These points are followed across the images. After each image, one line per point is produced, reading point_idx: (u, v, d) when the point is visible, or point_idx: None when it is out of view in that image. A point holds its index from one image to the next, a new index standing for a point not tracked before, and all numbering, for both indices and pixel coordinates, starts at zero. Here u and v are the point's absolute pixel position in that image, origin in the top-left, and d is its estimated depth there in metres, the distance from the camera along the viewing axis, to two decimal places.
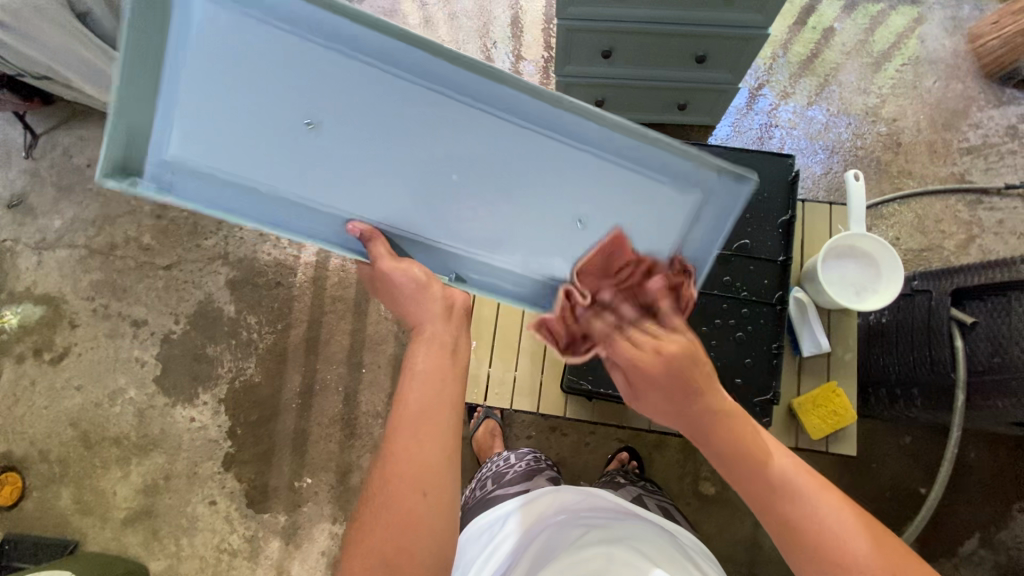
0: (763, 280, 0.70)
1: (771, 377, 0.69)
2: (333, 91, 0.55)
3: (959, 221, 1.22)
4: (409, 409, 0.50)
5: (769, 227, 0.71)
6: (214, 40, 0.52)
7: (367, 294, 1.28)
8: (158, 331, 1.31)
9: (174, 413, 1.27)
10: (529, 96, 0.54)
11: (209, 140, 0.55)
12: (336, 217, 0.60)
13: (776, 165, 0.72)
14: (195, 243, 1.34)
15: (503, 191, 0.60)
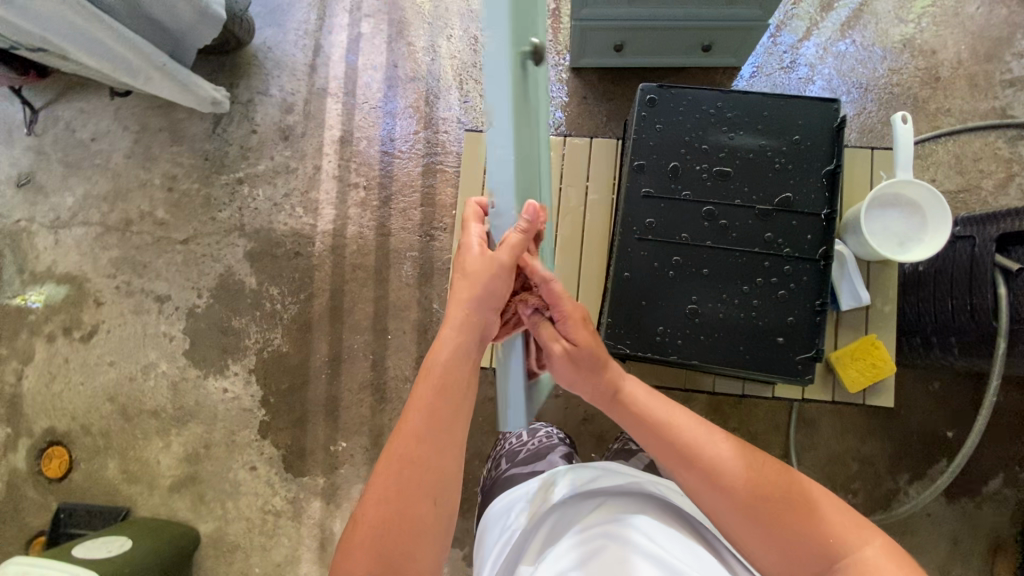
0: (805, 235, 0.65)
1: (814, 336, 0.64)
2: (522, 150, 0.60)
3: (998, 159, 1.16)
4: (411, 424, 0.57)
5: (812, 178, 0.66)
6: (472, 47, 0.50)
7: (387, 260, 1.27)
8: (182, 306, 1.32)
9: (207, 384, 1.29)
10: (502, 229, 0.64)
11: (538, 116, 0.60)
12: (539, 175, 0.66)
13: (820, 110, 0.67)
14: (209, 216, 1.33)
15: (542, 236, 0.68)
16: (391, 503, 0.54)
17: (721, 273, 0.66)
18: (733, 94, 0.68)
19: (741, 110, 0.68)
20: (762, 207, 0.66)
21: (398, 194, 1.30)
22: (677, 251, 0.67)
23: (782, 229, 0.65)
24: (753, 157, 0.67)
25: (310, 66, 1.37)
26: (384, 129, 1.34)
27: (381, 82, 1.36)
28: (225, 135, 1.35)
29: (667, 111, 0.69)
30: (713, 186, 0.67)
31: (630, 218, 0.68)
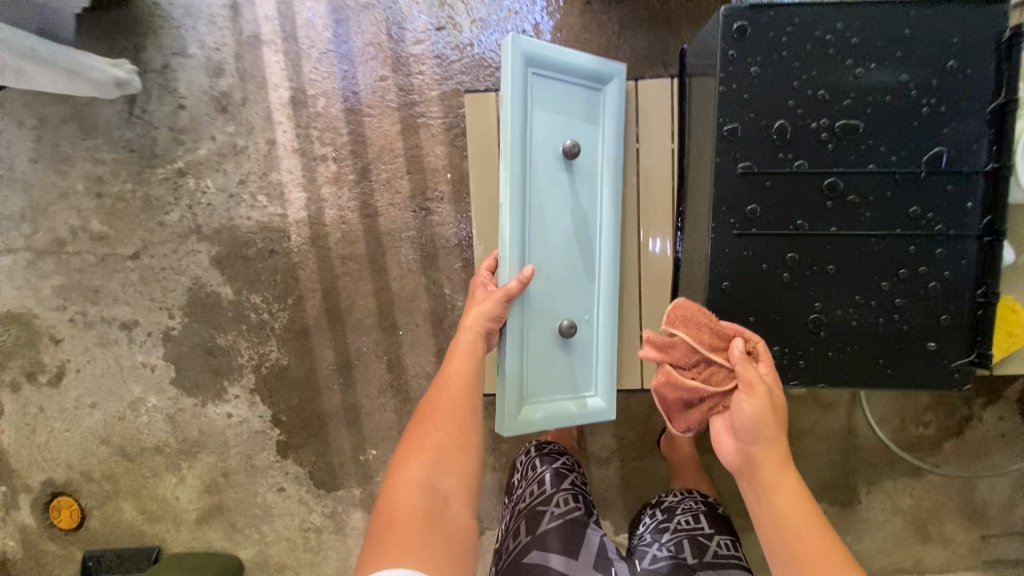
0: (959, 203, 0.52)
1: (976, 324, 0.54)
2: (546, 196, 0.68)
3: None
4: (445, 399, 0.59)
5: (967, 122, 0.52)
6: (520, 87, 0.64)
7: (380, 245, 1.08)
8: (155, 330, 1.14)
9: (207, 411, 1.15)
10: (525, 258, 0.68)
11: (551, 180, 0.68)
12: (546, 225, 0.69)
13: (974, 21, 0.51)
14: (156, 221, 1.11)
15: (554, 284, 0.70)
16: (430, 465, 0.54)
17: (855, 264, 0.54)
18: (862, 11, 0.51)
19: (870, 34, 0.51)
20: (902, 173, 0.52)
21: (377, 162, 1.06)
22: (793, 240, 0.55)
23: (930, 200, 0.53)
24: (890, 101, 0.52)
25: (230, 7, 1.06)
26: (343, 79, 1.07)
27: (326, 17, 1.06)
28: (147, 117, 1.08)
29: (772, 48, 0.52)
30: (837, 149, 0.53)
31: (730, 206, 0.54)
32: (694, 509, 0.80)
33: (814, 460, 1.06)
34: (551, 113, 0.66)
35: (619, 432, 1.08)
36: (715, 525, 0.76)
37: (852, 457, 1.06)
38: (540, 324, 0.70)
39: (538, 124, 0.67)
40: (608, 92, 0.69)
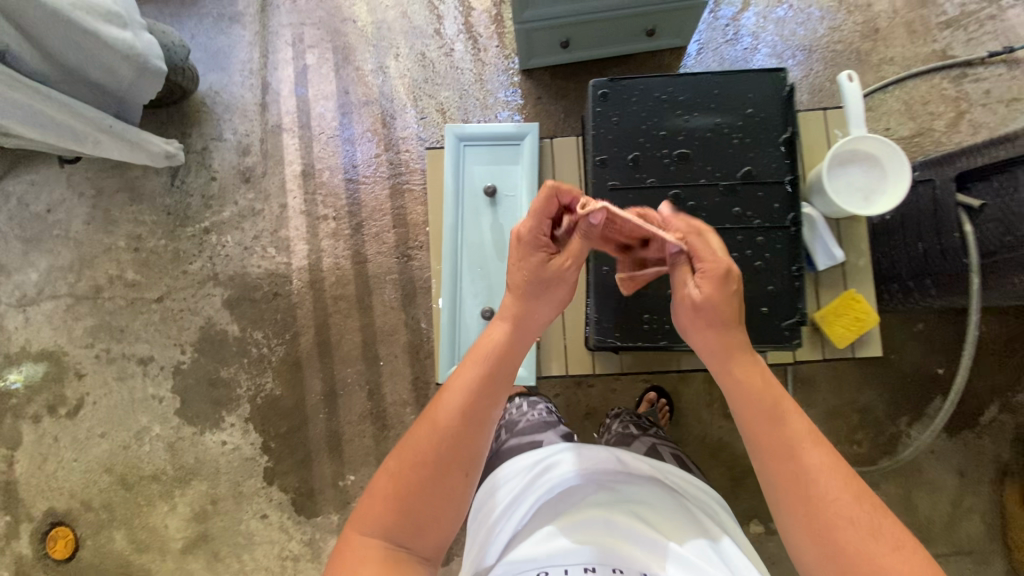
0: (772, 204, 0.66)
1: (796, 301, 0.67)
2: (469, 224, 0.85)
3: (946, 99, 1.18)
4: (459, 400, 0.56)
5: (769, 147, 0.67)
6: (451, 149, 0.85)
7: (367, 287, 1.26)
8: (167, 364, 1.30)
9: (204, 439, 1.27)
10: (448, 270, 0.84)
11: (476, 211, 0.85)
12: (472, 247, 0.84)
13: (767, 81, 0.68)
14: (181, 270, 1.31)
15: (473, 290, 0.84)
16: (424, 465, 0.54)
17: None
18: (684, 78, 0.69)
19: (689, 92, 0.69)
20: (726, 184, 0.67)
21: (368, 219, 1.28)
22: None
23: (750, 202, 0.67)
24: (711, 135, 0.68)
25: (260, 105, 1.36)
26: (344, 156, 1.32)
27: (334, 111, 1.35)
28: (184, 187, 1.33)
29: (620, 105, 0.70)
30: (677, 171, 0.68)
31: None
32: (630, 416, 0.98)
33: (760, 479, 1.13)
34: (479, 160, 0.85)
35: None
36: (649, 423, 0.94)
37: None
38: (465, 319, 0.83)
39: (468, 171, 0.85)
40: (527, 147, 0.84)
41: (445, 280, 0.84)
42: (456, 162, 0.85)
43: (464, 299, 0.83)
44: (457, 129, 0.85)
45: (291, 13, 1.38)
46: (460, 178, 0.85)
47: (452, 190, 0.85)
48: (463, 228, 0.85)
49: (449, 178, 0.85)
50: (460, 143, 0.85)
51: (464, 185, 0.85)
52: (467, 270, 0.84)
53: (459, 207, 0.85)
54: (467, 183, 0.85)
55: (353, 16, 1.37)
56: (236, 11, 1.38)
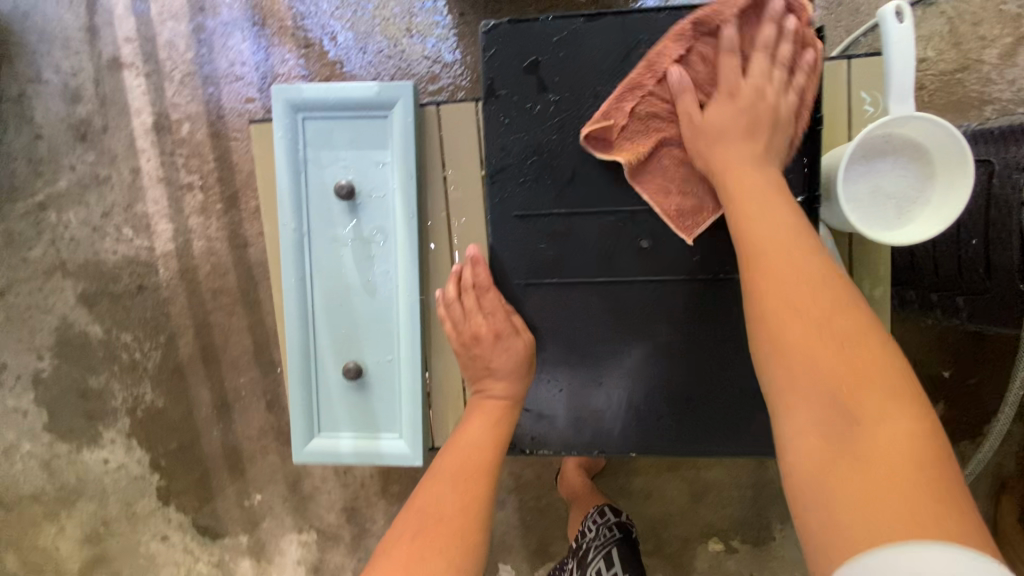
0: None
1: None
2: (321, 234, 0.58)
3: (1003, 18, 0.87)
4: (447, 506, 0.47)
5: None
6: (284, 123, 0.57)
7: (252, 277, 1.00)
8: (24, 373, 1.07)
9: (82, 457, 1.08)
10: (295, 302, 0.59)
11: (328, 217, 0.58)
12: (328, 268, 0.59)
13: (768, 52, 0.52)
14: (19, 257, 1.04)
15: (333, 331, 0.59)
16: (447, 525, 0.46)
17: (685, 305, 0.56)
18: (625, 36, 0.53)
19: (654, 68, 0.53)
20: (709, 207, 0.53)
21: (245, 190, 0.99)
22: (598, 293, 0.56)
23: None
24: None
25: (87, 30, 1.00)
26: (208, 102, 1.00)
27: (189, 37, 1.00)
28: (4, 148, 1.02)
29: (533, 81, 0.54)
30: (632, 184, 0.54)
31: (525, 251, 0.56)
32: (604, 546, 0.76)
33: (723, 494, 0.98)
34: (326, 139, 0.57)
35: (516, 469, 1.00)
36: (631, 571, 0.72)
37: (763, 491, 0.98)
38: (324, 370, 0.60)
39: (311, 155, 0.57)
40: (398, 117, 0.56)
41: (292, 319, 0.59)
42: (295, 144, 0.57)
43: (321, 349, 0.60)
44: (290, 91, 0.56)
45: None
46: (302, 169, 0.57)
47: (292, 187, 0.57)
48: (313, 241, 0.58)
49: (283, 167, 0.57)
50: (298, 112, 0.57)
51: (310, 178, 0.58)
52: (325, 302, 0.59)
53: (304, 211, 0.58)
54: (312, 174, 0.57)
55: None
56: None
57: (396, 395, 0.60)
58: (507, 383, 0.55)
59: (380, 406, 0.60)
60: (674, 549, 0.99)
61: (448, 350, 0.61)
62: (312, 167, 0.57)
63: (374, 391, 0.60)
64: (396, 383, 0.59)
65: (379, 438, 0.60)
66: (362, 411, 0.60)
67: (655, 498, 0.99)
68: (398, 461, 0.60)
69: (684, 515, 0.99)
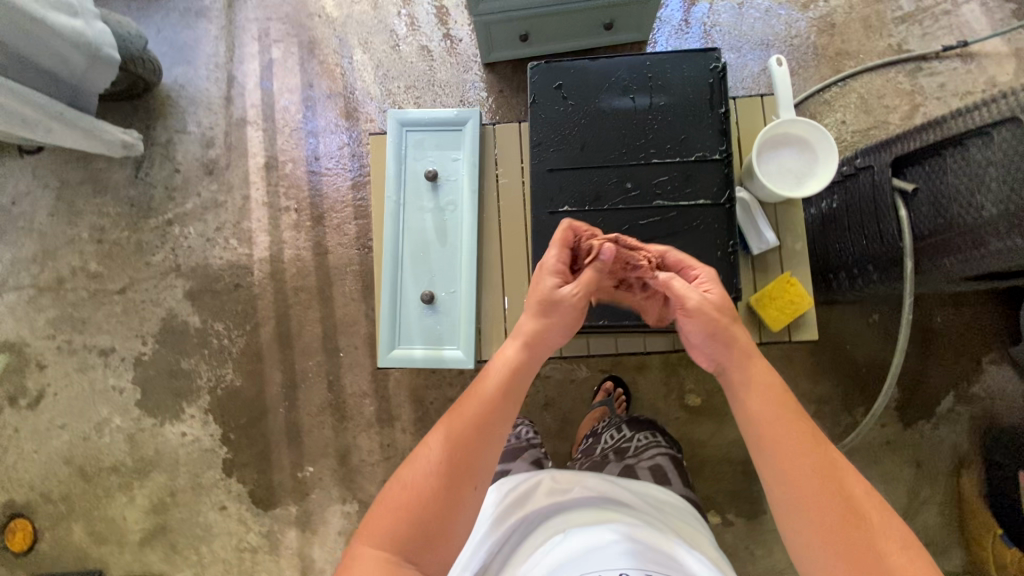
0: (713, 180, 0.67)
1: (731, 275, 0.67)
2: (410, 204, 0.84)
3: (900, 93, 1.18)
4: (476, 421, 0.54)
5: (705, 124, 0.68)
6: (392, 132, 0.85)
7: (328, 278, 1.26)
8: (128, 356, 1.29)
9: (164, 431, 1.26)
10: (389, 249, 0.83)
11: (416, 193, 0.84)
12: (413, 228, 0.84)
13: (700, 59, 0.70)
14: (143, 261, 1.31)
15: (413, 272, 0.83)
16: (496, 408, 0.56)
17: (646, 233, 0.68)
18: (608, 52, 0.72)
19: (627, 73, 0.70)
20: (661, 162, 0.68)
21: (330, 212, 1.28)
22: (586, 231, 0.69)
23: (690, 180, 0.68)
24: (650, 116, 0.69)
25: (225, 97, 1.36)
26: (308, 149, 1.33)
27: (299, 103, 1.35)
28: (148, 179, 1.33)
29: (560, 93, 0.71)
30: (616, 150, 0.69)
31: (540, 200, 0.69)
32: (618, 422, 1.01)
33: (717, 469, 1.13)
34: (418, 142, 0.85)
35: None
36: (639, 427, 0.97)
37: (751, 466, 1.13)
38: (405, 299, 0.83)
39: (407, 153, 0.85)
40: (467, 129, 0.84)
41: (385, 261, 0.83)
42: (398, 145, 0.85)
43: (404, 284, 0.83)
44: (398, 111, 0.85)
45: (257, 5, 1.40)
46: (400, 161, 0.84)
47: (393, 172, 0.84)
48: (404, 209, 0.84)
49: (389, 160, 0.84)
50: (401, 125, 0.85)
51: (405, 167, 0.85)
52: (409, 251, 0.84)
53: (399, 189, 0.84)
54: (407, 165, 0.85)
55: (319, 10, 1.38)
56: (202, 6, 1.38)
57: (457, 317, 0.82)
58: (538, 316, 0.61)
59: (444, 326, 0.82)
60: None
61: (493, 288, 0.84)
62: (407, 161, 0.85)
63: (440, 314, 0.82)
64: (457, 308, 0.82)
65: (442, 348, 0.82)
66: (432, 330, 0.82)
67: None
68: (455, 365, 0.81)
69: None
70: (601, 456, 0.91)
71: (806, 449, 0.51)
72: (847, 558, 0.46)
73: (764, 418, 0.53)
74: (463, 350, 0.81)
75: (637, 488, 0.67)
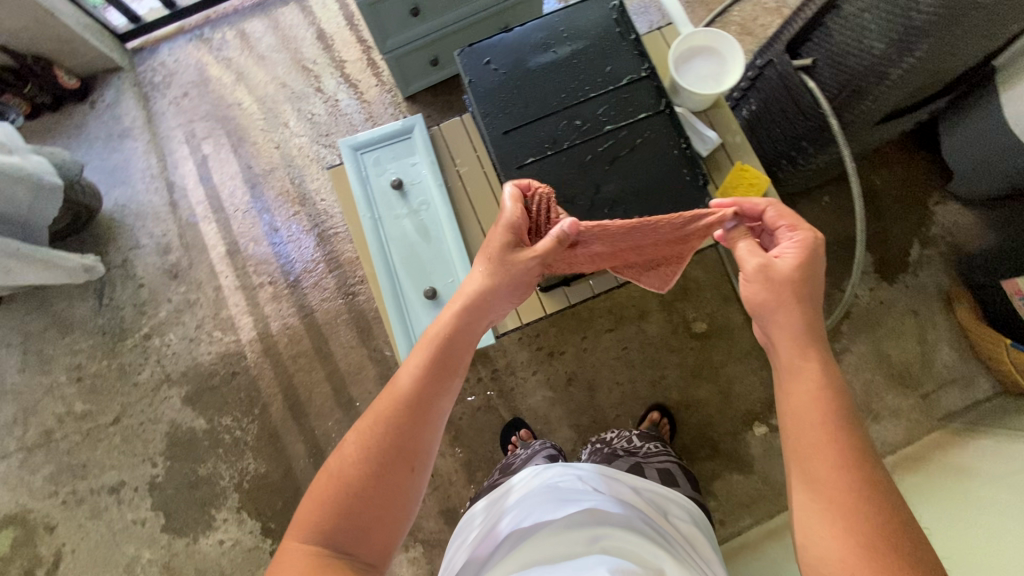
0: (647, 93, 0.74)
1: (693, 167, 0.73)
2: (385, 216, 0.88)
3: (769, 11, 1.33)
4: (405, 396, 0.57)
5: (623, 52, 0.76)
6: (347, 158, 0.89)
7: (322, 336, 1.26)
8: (141, 483, 1.23)
9: (199, 546, 1.19)
10: (379, 262, 0.86)
11: (388, 204, 0.88)
12: (395, 236, 0.87)
13: (599, 3, 0.79)
14: (131, 383, 1.27)
15: (409, 275, 0.86)
16: (423, 383, 0.57)
17: (607, 157, 0.73)
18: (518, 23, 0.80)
19: (542, 33, 0.78)
20: (598, 94, 0.75)
21: (304, 274, 1.30)
22: (554, 172, 0.74)
23: (628, 100, 0.75)
24: (574, 60, 0.77)
25: (169, 204, 1.38)
26: (263, 224, 1.35)
27: (243, 186, 1.38)
28: (114, 303, 1.31)
29: (490, 67, 0.78)
30: (556, 98, 0.76)
31: (505, 160, 0.75)
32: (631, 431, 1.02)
33: (746, 382, 1.16)
34: (375, 160, 0.90)
35: (573, 420, 1.18)
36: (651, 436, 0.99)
37: None
38: (409, 302, 0.85)
39: (368, 172, 0.89)
40: (416, 133, 0.89)
41: (380, 273, 0.85)
42: (356, 167, 0.89)
43: (404, 289, 0.85)
44: (348, 139, 0.90)
45: (176, 113, 1.45)
46: (364, 181, 0.89)
47: (360, 192, 0.88)
48: (380, 222, 0.87)
49: (353, 183, 0.88)
50: (354, 150, 0.90)
51: (370, 185, 0.89)
52: (399, 258, 0.86)
53: (371, 205, 0.88)
54: (372, 183, 0.89)
55: (236, 100, 1.44)
56: (123, 130, 1.43)
57: None
58: (482, 282, 0.62)
59: None
60: (728, 445, 1.14)
61: None
62: (370, 179, 0.89)
63: (448, 305, 0.85)
64: None
65: None
66: None
67: (693, 405, 1.16)
68: None
69: (722, 411, 1.16)
70: (611, 450, 0.95)
71: (828, 447, 0.50)
72: (843, 524, 0.47)
73: (799, 409, 0.53)
74: None
75: (629, 485, 0.70)
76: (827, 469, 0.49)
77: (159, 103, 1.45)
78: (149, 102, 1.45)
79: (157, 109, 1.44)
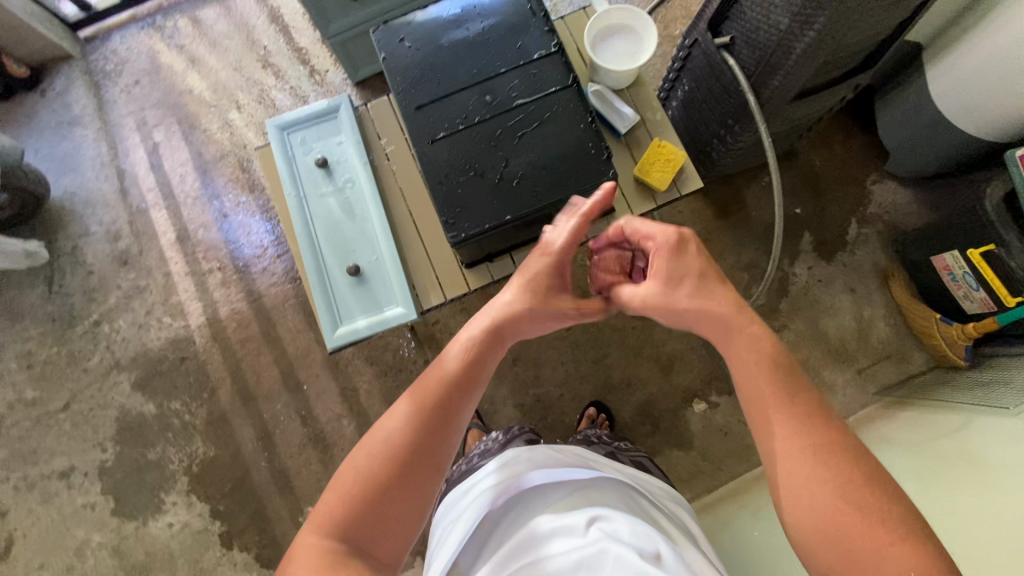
0: (555, 69, 0.76)
1: (600, 140, 0.74)
2: (310, 194, 0.89)
3: None
4: (438, 390, 0.54)
5: (533, 28, 0.77)
6: (274, 138, 0.90)
7: (271, 320, 1.27)
8: (91, 468, 1.24)
9: (149, 529, 1.20)
10: (304, 240, 0.86)
11: (313, 183, 0.89)
12: (320, 214, 0.88)
13: None
14: (81, 369, 1.28)
15: (335, 253, 0.87)
16: (457, 382, 0.55)
17: (516, 131, 0.75)
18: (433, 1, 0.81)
19: (454, 10, 0.79)
20: (508, 70, 0.76)
21: (253, 259, 1.31)
22: (465, 146, 0.75)
23: (537, 76, 0.76)
24: (486, 37, 0.78)
25: (120, 191, 1.38)
26: (213, 210, 1.35)
27: (194, 173, 1.38)
28: (64, 289, 1.32)
29: (404, 43, 0.78)
30: (467, 73, 0.77)
31: (417, 134, 0.76)
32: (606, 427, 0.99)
33: (686, 360, 1.18)
34: (302, 139, 0.91)
35: (517, 401, 1.19)
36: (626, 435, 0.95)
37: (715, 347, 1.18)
38: (334, 279, 0.86)
39: (295, 152, 0.90)
40: (342, 112, 0.90)
41: (304, 251, 0.86)
42: (283, 146, 0.90)
43: (328, 266, 0.86)
44: (275, 119, 0.91)
45: (128, 101, 1.45)
46: (289, 160, 0.89)
47: (287, 172, 0.89)
48: (306, 201, 0.88)
49: (279, 163, 0.89)
50: (281, 129, 0.90)
51: (296, 164, 0.90)
52: (324, 236, 0.87)
53: (297, 184, 0.89)
54: (298, 162, 0.90)
55: (188, 87, 1.44)
56: (74, 117, 1.42)
57: (386, 276, 0.86)
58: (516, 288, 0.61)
59: (378, 289, 0.86)
60: (667, 422, 1.16)
61: (412, 241, 0.88)
62: (297, 159, 0.90)
63: (371, 281, 0.86)
64: (384, 269, 0.86)
65: (381, 310, 0.85)
66: (368, 298, 0.85)
67: (634, 384, 1.18)
68: (398, 320, 0.84)
69: (663, 389, 1.17)
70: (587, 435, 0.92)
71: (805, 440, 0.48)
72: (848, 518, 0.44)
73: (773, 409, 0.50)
74: (401, 304, 0.84)
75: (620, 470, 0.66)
76: (828, 492, 0.45)
77: (110, 90, 1.44)
78: (100, 89, 1.45)
79: (109, 96, 1.44)
